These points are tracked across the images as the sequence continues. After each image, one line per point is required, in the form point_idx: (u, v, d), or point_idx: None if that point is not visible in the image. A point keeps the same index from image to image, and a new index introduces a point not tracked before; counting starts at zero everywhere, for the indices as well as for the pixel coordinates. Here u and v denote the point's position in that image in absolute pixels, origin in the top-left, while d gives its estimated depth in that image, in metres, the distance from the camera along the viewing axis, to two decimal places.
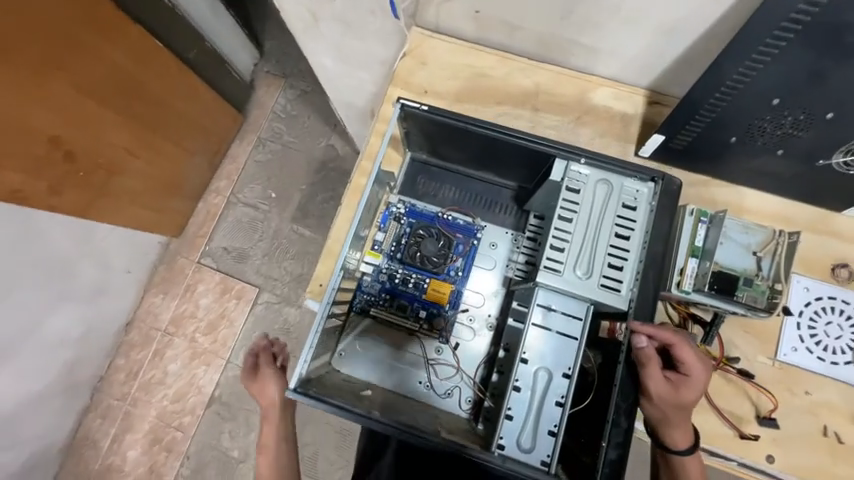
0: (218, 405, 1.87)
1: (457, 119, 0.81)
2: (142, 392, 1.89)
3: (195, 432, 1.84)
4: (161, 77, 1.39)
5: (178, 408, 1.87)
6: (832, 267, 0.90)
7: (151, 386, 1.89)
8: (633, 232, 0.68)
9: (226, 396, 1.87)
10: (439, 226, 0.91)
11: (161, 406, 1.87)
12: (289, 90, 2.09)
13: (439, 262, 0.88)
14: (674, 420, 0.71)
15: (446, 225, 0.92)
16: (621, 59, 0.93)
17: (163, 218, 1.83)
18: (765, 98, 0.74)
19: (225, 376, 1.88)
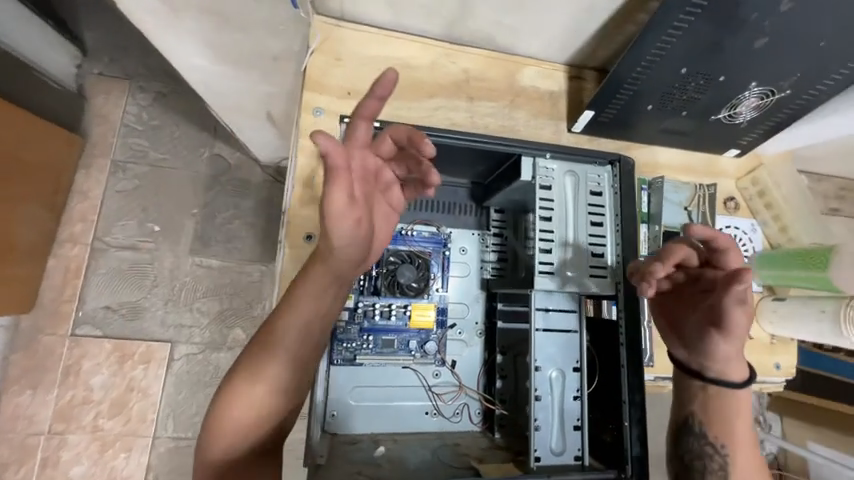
0: None
1: None
2: None
3: None
4: None
5: None
6: (725, 201, 1.08)
7: None
8: (605, 217, 0.71)
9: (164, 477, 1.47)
10: (407, 247, 0.84)
11: None
12: (139, 93, 1.65)
13: (422, 284, 0.81)
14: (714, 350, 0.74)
15: (413, 244, 0.84)
16: (540, 39, 0.93)
17: (6, 295, 1.37)
18: (675, 68, 0.82)
19: (157, 454, 1.48)
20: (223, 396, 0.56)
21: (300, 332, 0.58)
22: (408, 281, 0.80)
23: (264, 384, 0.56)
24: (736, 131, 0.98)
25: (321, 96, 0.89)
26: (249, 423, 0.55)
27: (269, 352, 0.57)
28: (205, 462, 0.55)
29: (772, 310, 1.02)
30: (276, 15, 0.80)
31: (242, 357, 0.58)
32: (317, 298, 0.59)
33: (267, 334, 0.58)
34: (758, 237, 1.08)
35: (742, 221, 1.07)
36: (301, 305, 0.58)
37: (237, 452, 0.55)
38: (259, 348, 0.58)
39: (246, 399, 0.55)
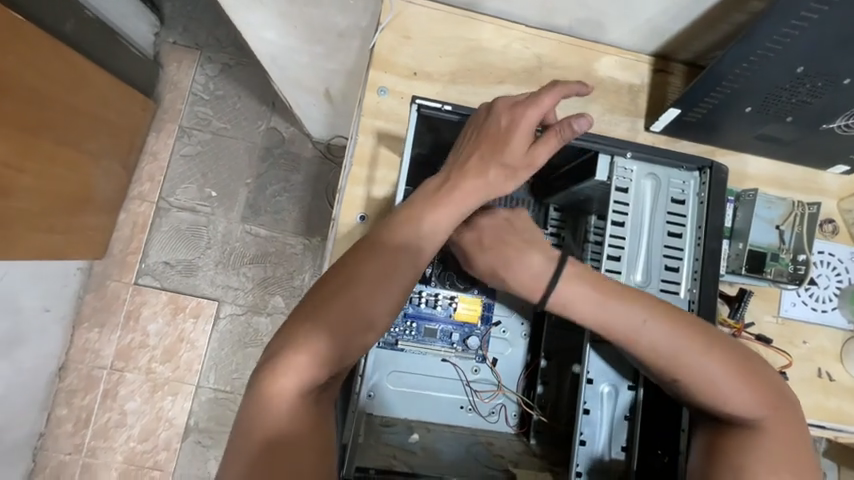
0: (197, 433, 1.59)
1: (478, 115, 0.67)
2: (99, 439, 1.58)
3: (174, 466, 1.56)
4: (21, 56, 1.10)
5: (149, 446, 1.58)
6: (821, 223, 0.95)
7: (110, 431, 1.59)
8: (686, 228, 0.65)
9: (204, 423, 1.59)
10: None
11: (128, 448, 1.58)
12: (207, 63, 1.71)
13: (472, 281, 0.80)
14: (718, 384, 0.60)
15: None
16: (631, 25, 0.84)
17: (80, 242, 1.51)
18: (790, 65, 0.72)
19: (199, 402, 1.60)
20: (296, 322, 0.53)
21: (387, 267, 0.56)
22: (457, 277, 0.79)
23: (343, 314, 0.53)
24: (852, 143, 0.85)
25: (387, 75, 0.87)
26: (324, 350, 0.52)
27: (354, 280, 0.55)
28: (270, 387, 0.51)
29: None
30: None
31: (321, 283, 0.56)
32: (416, 234, 0.58)
33: (350, 264, 0.56)
34: None
35: (839, 248, 0.94)
36: (394, 244, 0.57)
37: (305, 385, 0.51)
38: (340, 279, 0.55)
39: (320, 327, 0.53)
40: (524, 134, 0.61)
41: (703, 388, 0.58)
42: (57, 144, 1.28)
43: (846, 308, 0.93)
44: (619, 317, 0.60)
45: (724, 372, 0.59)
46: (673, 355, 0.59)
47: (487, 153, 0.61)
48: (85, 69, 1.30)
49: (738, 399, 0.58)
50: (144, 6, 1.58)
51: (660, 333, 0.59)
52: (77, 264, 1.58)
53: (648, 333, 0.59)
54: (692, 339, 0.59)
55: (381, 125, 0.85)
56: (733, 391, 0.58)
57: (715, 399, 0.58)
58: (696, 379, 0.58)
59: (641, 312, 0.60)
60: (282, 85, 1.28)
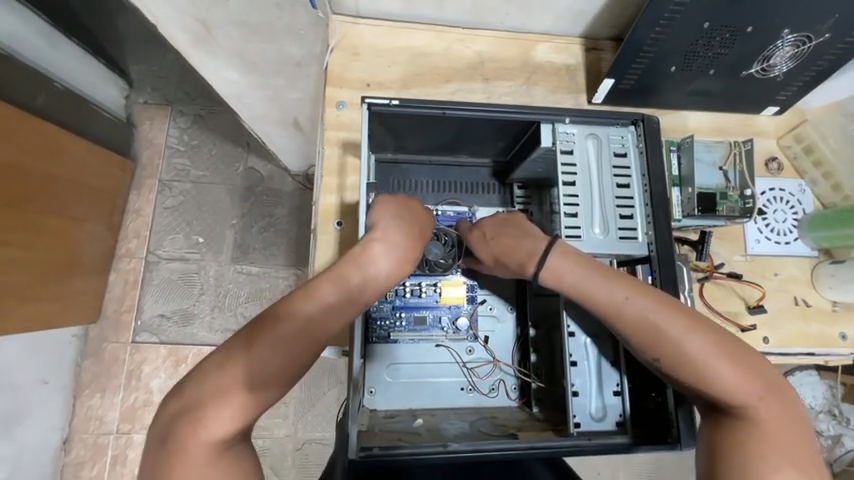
0: None
1: (427, 107, 0.73)
2: None
3: None
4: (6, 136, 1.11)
5: None
6: (766, 162, 1.02)
7: None
8: (632, 178, 0.70)
9: None
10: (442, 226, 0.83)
11: None
12: (179, 117, 1.77)
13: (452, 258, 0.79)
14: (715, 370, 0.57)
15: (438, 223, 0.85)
16: (555, 13, 0.93)
17: (72, 307, 1.50)
18: (697, 23, 0.79)
19: None
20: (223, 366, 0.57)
21: (312, 316, 0.61)
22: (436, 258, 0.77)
23: (268, 361, 0.57)
24: (773, 85, 0.93)
25: (342, 90, 0.94)
26: (246, 397, 0.56)
27: (282, 324, 0.59)
28: (193, 434, 0.53)
29: (830, 275, 0.94)
30: (297, 20, 0.83)
31: (248, 330, 0.59)
32: (338, 294, 0.63)
33: (279, 311, 0.61)
34: (808, 198, 1.01)
35: (789, 182, 1.01)
36: (321, 294, 0.62)
37: (229, 429, 0.54)
38: (272, 322, 0.59)
39: (247, 369, 0.56)
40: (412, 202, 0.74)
41: (692, 372, 0.57)
42: (42, 213, 1.27)
43: (807, 237, 0.98)
44: (603, 298, 0.62)
45: (718, 359, 0.57)
46: (660, 333, 0.59)
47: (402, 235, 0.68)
48: (68, 140, 1.32)
49: (731, 387, 0.56)
50: (111, 71, 1.62)
51: (646, 314, 0.60)
52: (72, 331, 1.58)
53: (634, 312, 0.60)
54: (681, 322, 0.59)
55: (346, 137, 0.91)
56: (721, 372, 0.56)
57: (705, 383, 0.57)
58: (683, 360, 0.57)
59: (628, 294, 0.61)
60: (249, 121, 1.25)
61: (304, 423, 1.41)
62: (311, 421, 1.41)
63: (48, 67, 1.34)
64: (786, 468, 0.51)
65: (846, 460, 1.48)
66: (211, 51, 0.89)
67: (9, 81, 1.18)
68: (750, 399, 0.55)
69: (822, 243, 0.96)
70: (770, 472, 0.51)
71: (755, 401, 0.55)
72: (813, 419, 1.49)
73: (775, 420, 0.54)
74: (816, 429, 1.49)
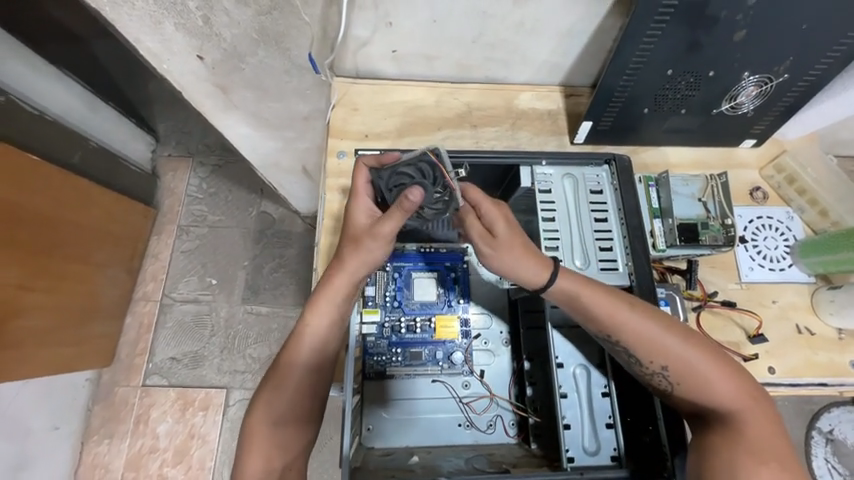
0: None
1: None
2: None
3: None
4: (36, 190, 1.20)
5: None
6: (751, 192, 1.05)
7: None
8: (608, 213, 0.75)
9: None
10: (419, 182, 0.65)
11: None
12: (199, 167, 1.90)
13: (450, 200, 0.66)
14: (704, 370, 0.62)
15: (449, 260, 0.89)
16: (534, 66, 1.02)
17: (88, 350, 1.55)
18: (663, 70, 0.86)
19: None
20: (257, 409, 0.69)
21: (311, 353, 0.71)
22: (404, 184, 0.67)
23: (287, 401, 0.69)
24: (746, 121, 0.98)
25: (343, 141, 1.04)
26: (276, 440, 0.68)
27: (291, 365, 0.70)
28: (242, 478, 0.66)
29: (830, 300, 0.94)
30: (303, 82, 0.94)
31: (266, 378, 0.72)
32: (331, 318, 0.71)
33: (293, 347, 0.71)
34: (797, 225, 1.03)
35: (776, 210, 1.03)
36: (309, 337, 0.71)
37: (269, 463, 0.66)
38: (283, 369, 0.70)
39: (275, 407, 0.69)
40: (361, 212, 0.71)
41: (689, 376, 0.62)
42: (64, 259, 1.34)
43: (801, 262, 0.99)
44: (593, 308, 0.65)
45: (702, 361, 0.63)
46: (654, 340, 0.63)
47: (346, 236, 0.71)
48: (95, 192, 1.43)
49: (719, 386, 0.62)
50: (140, 129, 1.78)
51: (635, 320, 0.64)
52: (86, 375, 1.62)
53: (628, 320, 0.64)
54: (668, 324, 0.64)
55: (346, 183, 0.99)
56: (712, 373, 0.62)
57: (698, 383, 0.62)
58: (677, 363, 0.63)
59: (624, 302, 0.65)
60: (262, 171, 1.36)
61: (310, 468, 1.37)
62: (317, 467, 1.37)
63: (82, 128, 1.47)
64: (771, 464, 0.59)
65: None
66: (228, 111, 1.01)
67: (47, 141, 1.31)
68: (735, 398, 0.62)
69: (817, 269, 0.96)
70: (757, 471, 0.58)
71: (738, 400, 0.62)
72: None
73: (755, 415, 0.61)
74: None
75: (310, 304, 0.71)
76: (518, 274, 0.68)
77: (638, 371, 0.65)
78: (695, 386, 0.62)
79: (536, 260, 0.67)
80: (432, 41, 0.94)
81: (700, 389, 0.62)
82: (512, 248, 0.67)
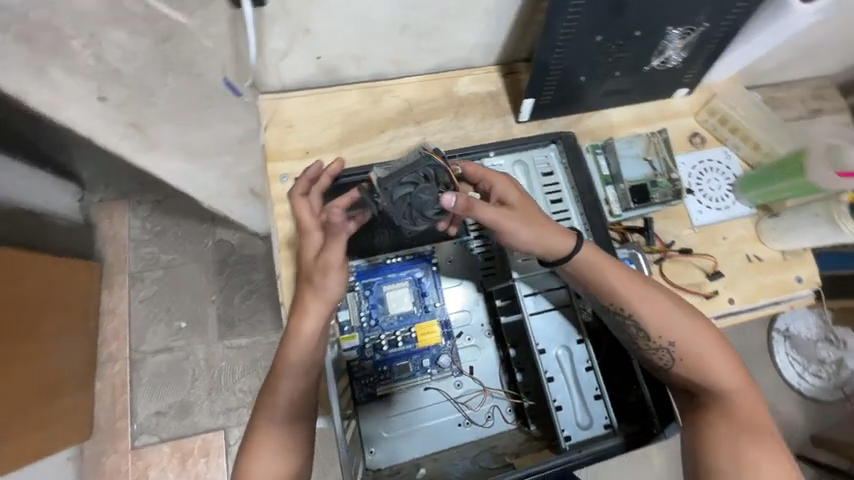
0: None
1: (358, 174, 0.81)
2: None
3: None
4: None
5: None
6: (690, 138, 1.10)
7: None
8: (563, 193, 0.76)
9: None
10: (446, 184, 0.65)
11: None
12: (138, 207, 1.75)
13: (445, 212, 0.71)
14: (702, 350, 0.70)
15: (419, 267, 0.88)
16: (466, 48, 0.99)
17: (61, 428, 1.43)
18: (593, 36, 0.86)
19: None
20: (247, 451, 0.69)
21: (291, 392, 0.69)
22: (430, 206, 0.63)
23: (276, 442, 0.68)
24: (676, 72, 1.01)
25: (283, 163, 0.97)
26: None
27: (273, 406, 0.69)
28: None
29: (772, 228, 1.01)
30: (227, 107, 0.86)
31: (252, 417, 0.71)
32: (306, 355, 0.69)
33: (272, 388, 0.70)
34: (734, 162, 1.08)
35: (714, 152, 1.08)
36: (286, 376, 0.69)
37: None
38: (266, 411, 0.69)
39: (265, 449, 0.68)
40: (312, 245, 0.69)
41: (692, 353, 0.70)
42: (17, 339, 1.21)
43: (743, 197, 1.05)
44: (614, 287, 0.69)
45: (702, 343, 0.70)
46: (662, 318, 0.69)
47: (300, 271, 0.70)
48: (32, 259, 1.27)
49: (715, 366, 0.70)
50: (59, 179, 1.60)
51: (643, 299, 0.69)
52: (65, 453, 1.51)
53: (638, 299, 0.69)
54: (683, 306, 0.69)
55: None
56: (711, 353, 0.70)
57: (697, 362, 0.70)
58: (682, 341, 0.69)
59: (634, 283, 0.70)
60: (207, 203, 1.27)
61: None
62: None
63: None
64: (759, 436, 0.68)
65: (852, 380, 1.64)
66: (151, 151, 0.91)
67: None
68: (729, 378, 0.70)
69: (758, 201, 1.03)
70: (745, 444, 0.67)
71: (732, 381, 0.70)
72: (814, 349, 1.65)
73: (745, 400, 0.70)
74: (817, 360, 1.64)
75: (283, 346, 0.69)
76: (536, 247, 0.68)
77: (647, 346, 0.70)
78: (693, 362, 0.70)
79: (555, 230, 0.68)
80: (357, 40, 0.88)
81: (700, 365, 0.69)
82: (531, 225, 0.67)
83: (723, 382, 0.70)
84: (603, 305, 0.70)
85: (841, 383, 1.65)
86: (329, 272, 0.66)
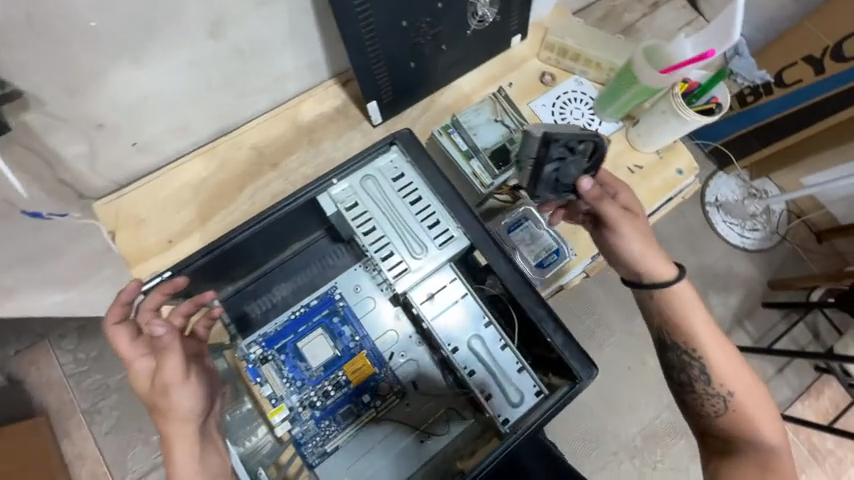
0: None
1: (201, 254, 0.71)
2: None
3: None
4: None
5: None
6: (540, 80, 1.11)
7: None
8: (419, 191, 0.73)
9: None
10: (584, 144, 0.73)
11: None
12: (63, 339, 1.47)
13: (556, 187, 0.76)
14: (738, 388, 0.79)
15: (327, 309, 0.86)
16: (290, 76, 0.95)
17: None
18: (398, 24, 0.84)
19: None
20: None
21: None
22: (568, 177, 0.75)
23: None
24: (499, 24, 1.01)
25: (149, 261, 0.88)
26: None
27: None
28: None
29: (638, 135, 1.05)
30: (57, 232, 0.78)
31: None
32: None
33: None
34: (588, 87, 1.11)
35: (567, 84, 1.11)
36: None
37: None
38: None
39: None
40: (144, 371, 0.62)
41: (724, 377, 0.79)
42: None
43: (605, 116, 1.08)
44: (683, 322, 0.81)
45: (739, 382, 0.79)
46: (699, 335, 0.80)
47: (148, 404, 0.63)
48: None
49: (749, 409, 0.78)
50: None
51: (724, 358, 0.80)
52: None
53: (711, 346, 0.81)
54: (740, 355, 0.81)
55: None
56: (743, 394, 0.79)
57: (738, 401, 0.79)
58: (723, 370, 0.80)
59: (710, 337, 0.81)
60: None
61: None
62: None
63: None
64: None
65: (782, 222, 1.74)
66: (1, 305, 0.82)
67: None
68: (768, 432, 0.77)
69: (617, 115, 1.07)
70: None
71: (772, 435, 0.77)
72: (744, 206, 1.72)
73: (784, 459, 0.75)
74: (750, 215, 1.73)
75: None
76: (639, 261, 0.81)
77: (686, 361, 0.81)
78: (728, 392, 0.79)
79: (660, 259, 0.80)
80: (165, 113, 0.81)
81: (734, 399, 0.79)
82: (640, 241, 0.80)
83: (755, 428, 0.77)
84: (655, 323, 0.83)
85: (777, 228, 1.73)
86: (170, 390, 0.60)
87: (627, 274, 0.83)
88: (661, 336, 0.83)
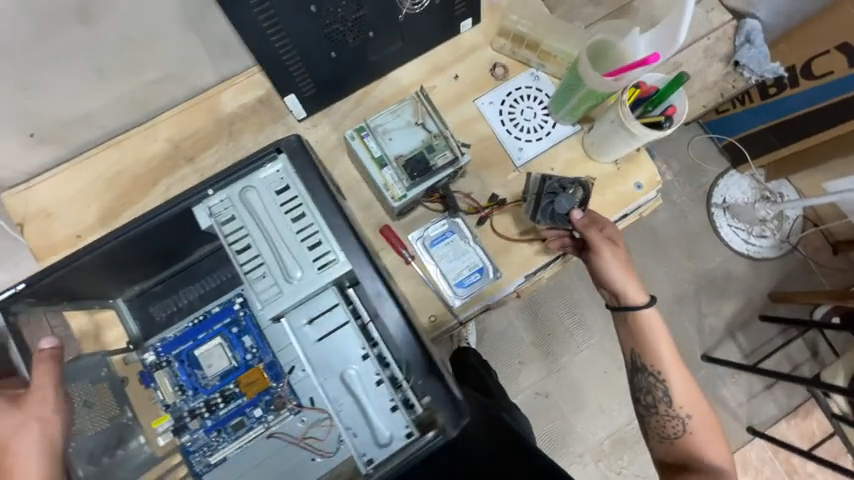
0: None
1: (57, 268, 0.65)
2: None
3: None
4: None
5: None
6: (490, 71, 0.99)
7: None
8: (303, 207, 0.66)
9: None
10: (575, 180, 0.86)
11: None
12: None
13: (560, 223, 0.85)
14: (694, 410, 0.89)
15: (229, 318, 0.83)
16: (201, 64, 0.88)
17: None
18: (304, 11, 0.72)
19: None
20: None
21: None
22: (561, 211, 0.84)
23: None
24: (440, 9, 0.89)
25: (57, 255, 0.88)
26: None
27: None
28: None
29: (592, 142, 0.94)
30: None
31: None
32: None
33: None
34: (545, 83, 0.99)
35: (520, 80, 0.98)
36: None
37: None
38: None
39: None
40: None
41: (686, 399, 0.88)
42: None
43: (559, 118, 0.96)
44: (653, 346, 0.88)
45: (697, 404, 0.89)
46: (669, 360, 0.88)
47: None
48: None
49: (702, 432, 0.89)
50: None
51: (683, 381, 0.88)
52: None
53: (674, 369, 0.88)
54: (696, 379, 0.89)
55: None
56: (700, 419, 0.89)
57: (697, 424, 0.89)
58: (685, 395, 0.88)
59: (675, 360, 0.88)
60: None
61: None
62: None
63: None
64: None
65: (796, 229, 1.55)
66: None
67: None
68: (719, 455, 0.89)
69: (571, 118, 0.94)
70: None
71: (721, 457, 0.89)
72: (754, 211, 1.53)
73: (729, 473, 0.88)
74: (759, 221, 1.54)
75: None
76: (617, 284, 0.86)
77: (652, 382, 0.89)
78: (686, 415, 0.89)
79: (637, 287, 0.86)
80: (56, 109, 0.77)
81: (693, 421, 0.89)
82: (623, 265, 0.85)
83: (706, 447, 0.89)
84: (630, 346, 0.90)
85: (787, 236, 1.55)
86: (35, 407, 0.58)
87: (609, 299, 0.90)
88: (633, 358, 0.89)
